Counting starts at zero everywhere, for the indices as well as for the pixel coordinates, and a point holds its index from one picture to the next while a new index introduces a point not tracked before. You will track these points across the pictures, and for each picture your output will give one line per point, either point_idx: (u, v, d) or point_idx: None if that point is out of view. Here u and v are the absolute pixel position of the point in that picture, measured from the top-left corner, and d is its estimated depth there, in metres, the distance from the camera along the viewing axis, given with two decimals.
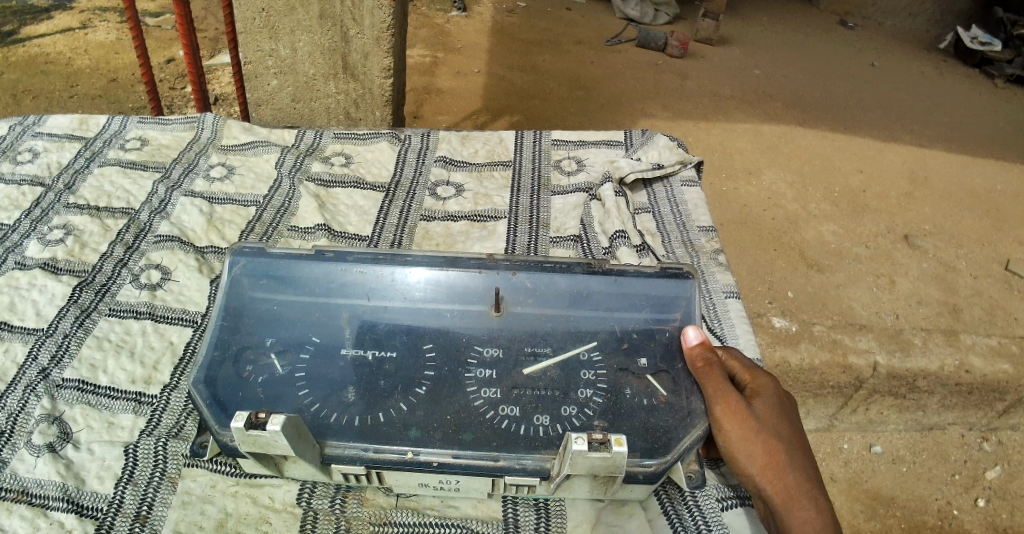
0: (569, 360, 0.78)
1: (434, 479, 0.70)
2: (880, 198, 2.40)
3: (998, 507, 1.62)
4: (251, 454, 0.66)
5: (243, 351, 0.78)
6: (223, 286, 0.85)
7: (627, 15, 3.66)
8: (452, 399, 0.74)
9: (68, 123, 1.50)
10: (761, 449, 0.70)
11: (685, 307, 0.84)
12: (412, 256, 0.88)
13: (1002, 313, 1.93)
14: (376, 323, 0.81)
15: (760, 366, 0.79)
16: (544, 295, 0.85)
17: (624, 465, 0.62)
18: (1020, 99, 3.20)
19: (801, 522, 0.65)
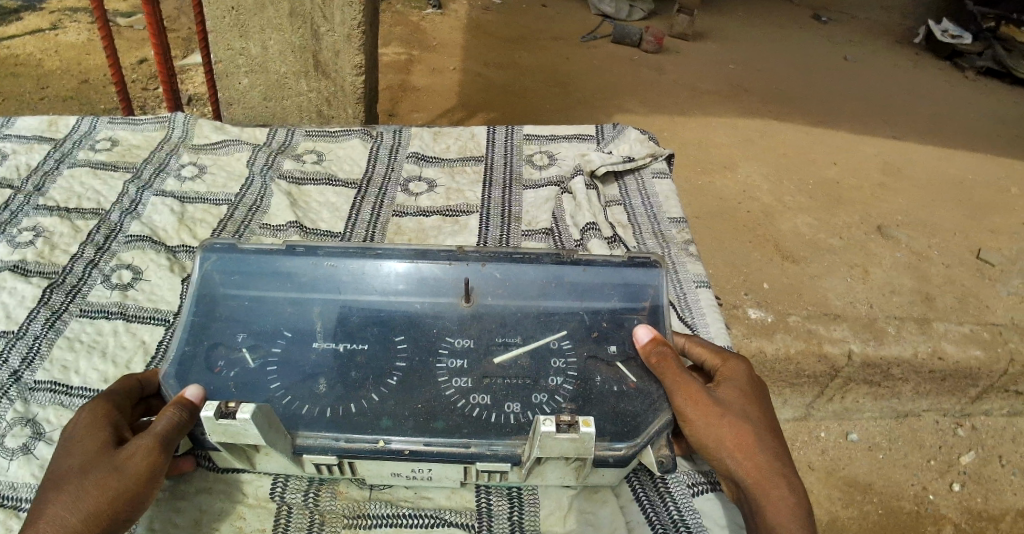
0: (539, 348, 0.79)
1: (406, 468, 0.71)
2: (853, 190, 2.45)
3: (972, 491, 1.67)
4: (224, 446, 0.67)
5: (215, 347, 0.78)
6: (193, 282, 0.85)
7: (602, 11, 3.66)
8: (422, 389, 0.75)
9: (36, 124, 1.48)
10: (729, 432, 0.70)
11: (653, 294, 0.86)
12: (383, 248, 0.88)
13: (973, 301, 1.98)
14: (346, 315, 0.82)
15: (718, 352, 0.81)
16: (514, 285, 0.86)
17: (592, 447, 0.64)
18: (989, 90, 3.28)
19: (773, 498, 0.66)
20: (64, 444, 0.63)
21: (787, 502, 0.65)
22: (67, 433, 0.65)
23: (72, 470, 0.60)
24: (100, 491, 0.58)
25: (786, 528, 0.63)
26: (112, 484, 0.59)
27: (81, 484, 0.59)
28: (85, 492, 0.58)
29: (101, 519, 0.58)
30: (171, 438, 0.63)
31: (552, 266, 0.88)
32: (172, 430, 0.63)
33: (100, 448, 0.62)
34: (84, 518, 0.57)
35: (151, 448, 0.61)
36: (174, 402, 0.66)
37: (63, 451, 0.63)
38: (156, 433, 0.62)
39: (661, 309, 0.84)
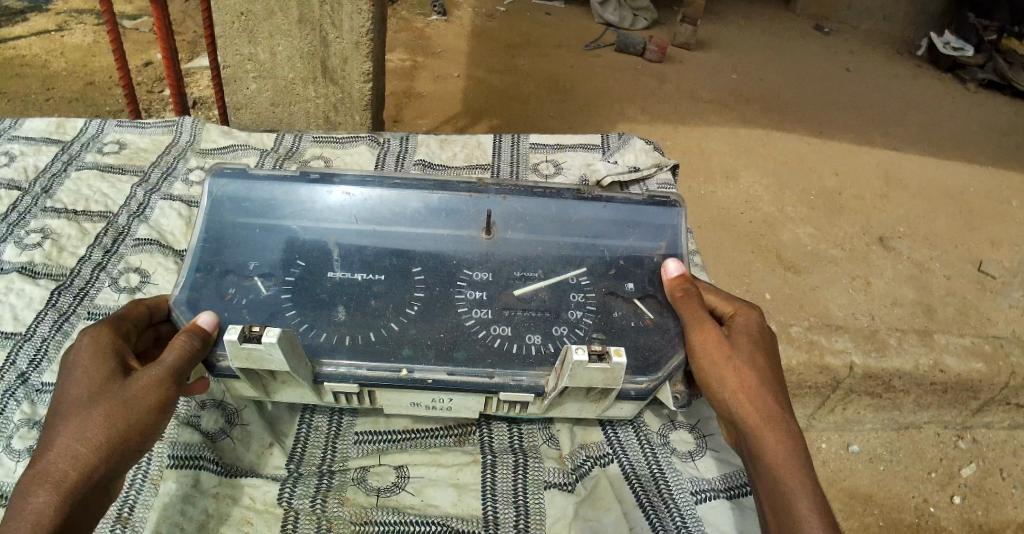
0: (556, 283, 0.87)
1: (427, 398, 0.79)
2: (855, 200, 2.46)
3: (973, 504, 1.67)
4: (242, 372, 0.73)
5: (228, 274, 0.84)
6: (205, 206, 0.89)
7: (606, 19, 3.68)
8: (443, 319, 0.82)
9: (44, 126, 1.48)
10: (733, 374, 0.75)
11: (671, 236, 0.93)
12: (401, 179, 0.95)
13: (974, 313, 1.99)
14: (362, 247, 0.88)
15: (741, 300, 0.86)
16: (533, 220, 0.93)
17: (620, 377, 0.71)
18: (990, 102, 3.30)
19: (767, 437, 0.71)
20: (69, 372, 0.66)
21: (779, 449, 0.70)
22: (71, 358, 0.67)
23: (82, 397, 0.63)
24: (115, 419, 0.62)
25: (774, 462, 0.69)
26: (126, 412, 0.63)
27: (95, 410, 0.62)
28: (98, 419, 0.62)
29: (118, 444, 0.62)
30: (181, 369, 0.67)
31: (570, 202, 0.95)
32: (184, 359, 0.68)
33: (108, 378, 0.65)
34: (102, 443, 0.61)
35: (163, 379, 0.66)
36: (182, 334, 0.70)
37: (69, 379, 0.65)
38: (167, 364, 0.66)
39: (679, 250, 0.92)
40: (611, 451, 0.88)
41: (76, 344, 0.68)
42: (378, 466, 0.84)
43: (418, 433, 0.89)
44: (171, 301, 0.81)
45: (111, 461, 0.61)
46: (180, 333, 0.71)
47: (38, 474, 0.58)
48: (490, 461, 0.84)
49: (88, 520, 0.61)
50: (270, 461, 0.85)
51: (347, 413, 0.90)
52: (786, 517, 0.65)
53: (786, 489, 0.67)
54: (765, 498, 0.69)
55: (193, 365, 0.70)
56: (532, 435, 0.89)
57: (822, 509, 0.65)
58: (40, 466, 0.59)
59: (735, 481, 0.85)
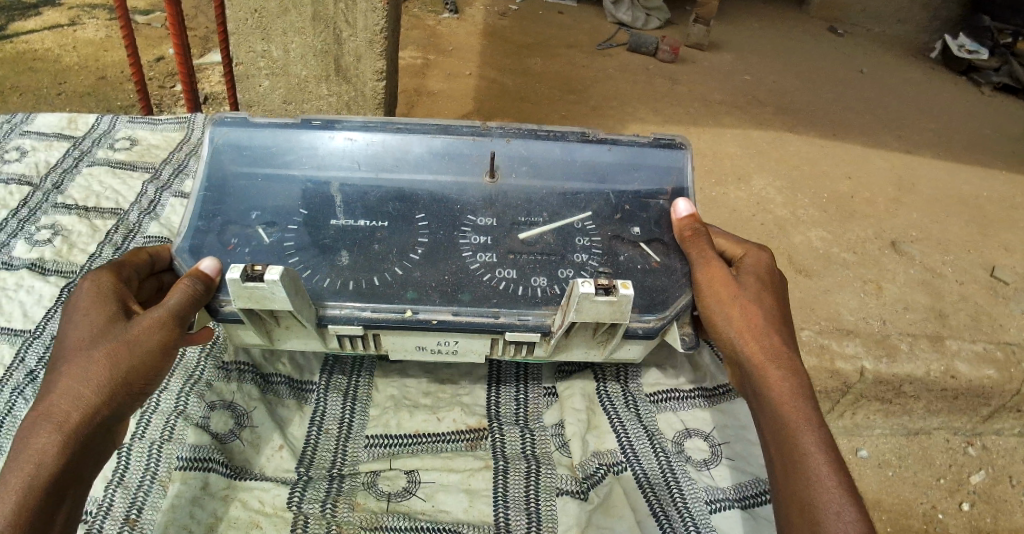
0: (561, 228, 0.88)
1: (432, 341, 0.80)
2: (867, 204, 2.43)
3: (983, 511, 1.64)
4: (246, 312, 0.73)
5: (228, 226, 0.84)
6: (205, 153, 0.90)
7: (618, 19, 3.65)
8: (448, 262, 0.84)
9: (56, 121, 1.48)
10: (739, 313, 0.78)
11: (675, 179, 0.95)
12: (403, 123, 0.93)
13: (987, 319, 1.97)
14: (363, 191, 0.89)
15: (751, 243, 0.89)
16: (536, 164, 0.93)
17: (628, 312, 0.72)
18: (1006, 106, 3.25)
19: (772, 374, 0.73)
20: (74, 313, 0.68)
21: (783, 382, 0.72)
22: (77, 299, 0.70)
23: (85, 340, 0.66)
24: (117, 363, 0.65)
25: (779, 395, 0.71)
26: (128, 355, 0.66)
27: (96, 353, 0.65)
28: (101, 362, 0.64)
29: (119, 386, 0.65)
30: (182, 314, 0.69)
31: (575, 144, 0.95)
32: (187, 304, 0.70)
33: (112, 322, 0.68)
34: (102, 385, 0.64)
35: (163, 323, 0.68)
36: (185, 278, 0.72)
37: (75, 323, 0.68)
38: (168, 309, 0.68)
39: (686, 190, 0.94)
40: (625, 459, 0.87)
41: (81, 289, 0.71)
42: (388, 470, 0.84)
43: (429, 437, 0.88)
44: (172, 250, 0.82)
45: (112, 402, 0.64)
46: (183, 277, 0.72)
47: (44, 412, 0.62)
48: (501, 467, 0.83)
49: (94, 457, 0.64)
50: (279, 464, 0.84)
51: (357, 416, 0.90)
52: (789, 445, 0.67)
53: (789, 420, 0.69)
54: (768, 430, 0.70)
55: (195, 310, 0.72)
56: (544, 442, 0.88)
57: (826, 437, 0.67)
58: (45, 405, 0.62)
59: (751, 490, 0.84)
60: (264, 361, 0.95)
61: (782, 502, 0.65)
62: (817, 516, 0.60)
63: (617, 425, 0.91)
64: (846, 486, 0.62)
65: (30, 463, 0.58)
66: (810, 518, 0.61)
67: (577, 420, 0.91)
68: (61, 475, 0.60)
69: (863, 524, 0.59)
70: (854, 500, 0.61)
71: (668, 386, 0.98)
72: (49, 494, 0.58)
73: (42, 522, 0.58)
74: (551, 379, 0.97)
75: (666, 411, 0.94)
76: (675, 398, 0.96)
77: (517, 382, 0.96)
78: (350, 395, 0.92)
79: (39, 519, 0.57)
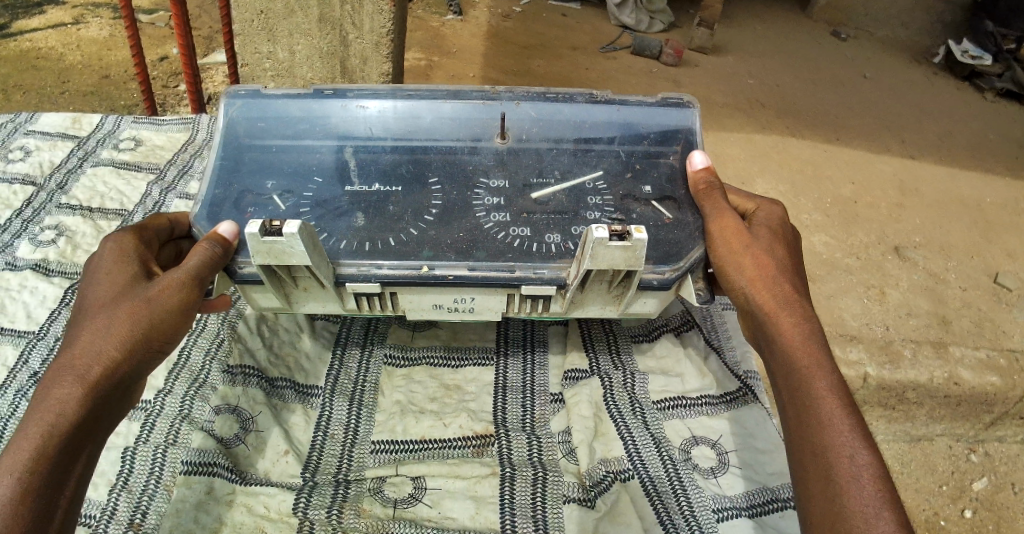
0: (575, 187, 0.90)
1: (449, 299, 0.82)
2: (871, 209, 2.43)
3: (984, 518, 1.64)
4: (264, 269, 0.72)
5: (243, 195, 0.85)
6: (220, 124, 0.92)
7: (621, 21, 3.65)
8: (463, 222, 0.85)
9: (61, 121, 1.48)
10: (751, 263, 0.76)
11: (684, 137, 0.96)
12: (413, 90, 0.96)
13: (990, 325, 1.97)
14: (378, 156, 0.92)
15: (763, 198, 0.89)
16: (548, 124, 0.96)
17: (642, 256, 0.70)
18: (1009, 113, 3.24)
19: (786, 322, 0.71)
20: (97, 278, 0.69)
21: (795, 328, 0.70)
22: (99, 264, 0.71)
23: (107, 300, 0.66)
24: (137, 320, 0.65)
25: (792, 342, 0.69)
26: (148, 314, 0.65)
27: (116, 311, 0.65)
28: (122, 319, 0.64)
29: (138, 343, 0.64)
30: (203, 275, 0.69)
31: (585, 105, 0.98)
32: (204, 265, 0.69)
33: (134, 284, 0.68)
34: (122, 341, 0.63)
35: (184, 283, 0.67)
36: (204, 241, 0.71)
37: (100, 283, 0.68)
38: (189, 269, 0.68)
39: (696, 146, 0.95)
40: (633, 467, 0.86)
41: (109, 253, 0.72)
42: (394, 476, 0.84)
43: (436, 443, 0.88)
44: (189, 217, 0.83)
45: (132, 359, 0.64)
46: (204, 239, 0.72)
47: (64, 367, 0.61)
48: (509, 474, 0.83)
49: (111, 415, 0.63)
50: (284, 469, 0.83)
51: (363, 421, 0.90)
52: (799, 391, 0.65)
53: (801, 366, 0.67)
54: (780, 377, 0.69)
55: (215, 272, 0.72)
56: (551, 449, 0.88)
57: (838, 382, 0.65)
58: (65, 359, 0.61)
59: (759, 498, 0.84)
60: (270, 367, 0.95)
61: (794, 449, 0.63)
62: (829, 458, 0.58)
63: (624, 432, 0.90)
64: (859, 428, 0.60)
65: (47, 415, 0.57)
66: (822, 461, 0.59)
67: (584, 427, 0.90)
68: (78, 429, 0.58)
69: (876, 465, 0.57)
70: (867, 440, 0.59)
71: (675, 393, 0.97)
72: (66, 447, 0.58)
73: (57, 474, 0.56)
74: (557, 386, 0.97)
75: (673, 418, 0.94)
76: (682, 405, 0.95)
77: (523, 389, 0.96)
78: (356, 400, 0.93)
79: (54, 471, 0.56)
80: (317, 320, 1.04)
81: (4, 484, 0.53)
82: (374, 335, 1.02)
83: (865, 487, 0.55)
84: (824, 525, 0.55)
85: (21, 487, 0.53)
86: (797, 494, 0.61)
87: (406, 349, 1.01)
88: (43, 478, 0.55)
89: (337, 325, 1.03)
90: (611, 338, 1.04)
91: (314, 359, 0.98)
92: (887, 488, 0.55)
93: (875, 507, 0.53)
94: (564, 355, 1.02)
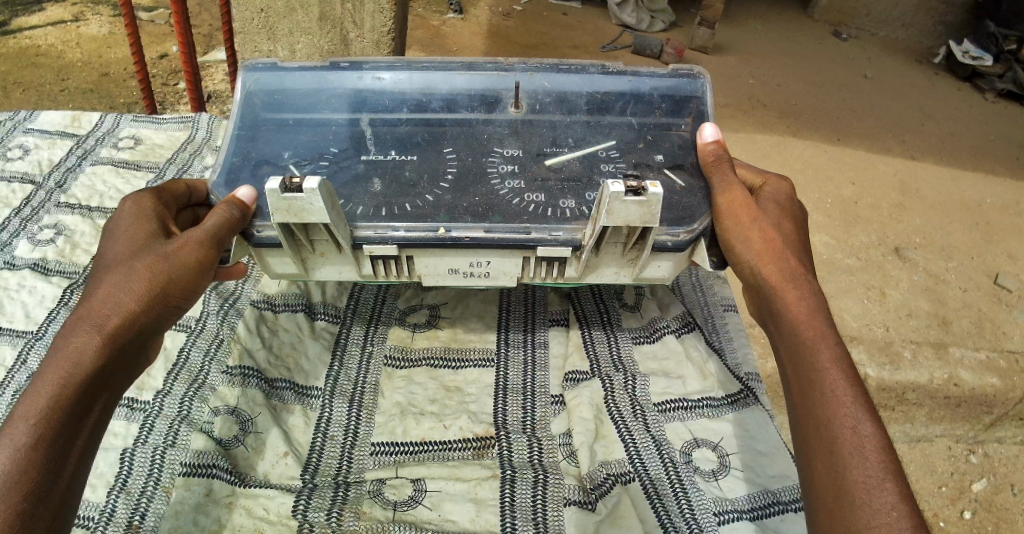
0: (588, 156, 0.92)
1: (465, 263, 0.82)
2: (871, 210, 2.42)
3: (984, 519, 1.58)
4: (283, 228, 0.73)
5: (262, 164, 0.88)
6: (239, 96, 0.95)
7: (623, 21, 3.64)
8: (477, 188, 0.87)
9: (59, 119, 1.47)
10: (758, 236, 0.74)
11: (695, 105, 0.99)
12: (428, 62, 1.00)
13: (990, 326, 1.97)
14: (394, 126, 0.95)
15: (773, 173, 0.87)
16: (560, 93, 1.00)
17: (656, 213, 0.71)
18: (1010, 114, 3.23)
19: (791, 296, 0.69)
20: (115, 234, 0.70)
21: (801, 304, 0.68)
22: (117, 222, 0.72)
23: (126, 254, 0.67)
24: (156, 274, 0.65)
25: (797, 317, 0.67)
26: (166, 269, 0.66)
27: (136, 264, 0.65)
28: (140, 273, 0.65)
29: (155, 297, 0.65)
30: (221, 235, 0.70)
31: (596, 77, 1.01)
32: (223, 228, 0.70)
33: (152, 242, 0.69)
34: (141, 292, 0.64)
35: (202, 241, 0.68)
36: (223, 203, 0.73)
37: (119, 241, 0.69)
38: (208, 228, 0.69)
39: (705, 116, 0.98)
40: (633, 469, 0.86)
41: (128, 211, 0.73)
42: (394, 478, 0.83)
43: (436, 445, 0.88)
44: (208, 184, 0.85)
45: (150, 312, 0.64)
46: (223, 201, 0.73)
47: (83, 315, 0.61)
48: (509, 477, 0.83)
49: (127, 368, 0.63)
50: (284, 471, 0.83)
51: (363, 423, 0.90)
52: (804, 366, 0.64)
53: (805, 337, 0.65)
54: (786, 354, 0.67)
55: (232, 235, 0.73)
56: (552, 452, 0.87)
57: (843, 355, 0.63)
58: (83, 308, 0.62)
59: (760, 501, 0.83)
60: (270, 368, 0.95)
61: (798, 422, 0.62)
62: (832, 430, 0.57)
63: (625, 434, 0.90)
64: (862, 399, 0.59)
65: (67, 359, 0.57)
66: (825, 433, 0.58)
67: (585, 429, 0.90)
68: (95, 376, 0.58)
69: (879, 435, 0.56)
70: (870, 412, 0.58)
71: (676, 395, 0.97)
72: (83, 392, 0.57)
73: (73, 420, 0.56)
74: (557, 388, 0.97)
75: (674, 420, 0.94)
76: (683, 407, 0.95)
77: (523, 391, 0.96)
78: (356, 401, 0.93)
79: (70, 417, 0.56)
80: (318, 321, 1.04)
81: (20, 424, 0.53)
82: (374, 336, 1.02)
83: (868, 457, 0.54)
84: (827, 496, 0.54)
85: (37, 430, 0.53)
86: (802, 467, 0.60)
87: (406, 351, 1.01)
88: (59, 421, 0.55)
89: (337, 326, 1.03)
90: (612, 338, 1.04)
91: (314, 360, 0.98)
92: (890, 458, 0.54)
93: (877, 477, 0.53)
94: (566, 357, 1.03)
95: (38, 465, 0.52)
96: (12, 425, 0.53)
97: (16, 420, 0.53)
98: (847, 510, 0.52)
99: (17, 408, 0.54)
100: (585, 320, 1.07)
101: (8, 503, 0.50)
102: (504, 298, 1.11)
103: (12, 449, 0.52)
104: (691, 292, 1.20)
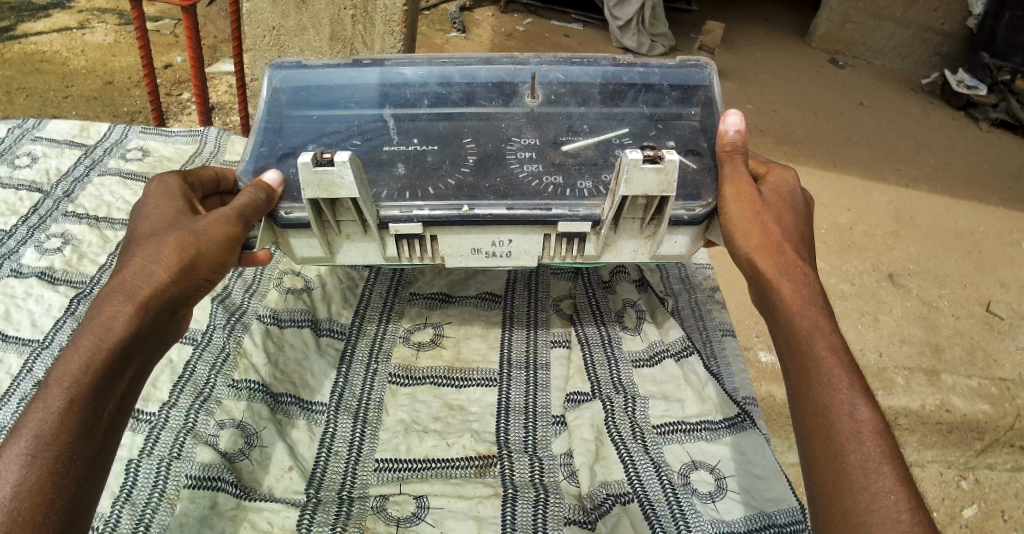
0: (603, 142, 0.95)
1: (487, 242, 0.85)
2: (867, 237, 2.46)
3: None
4: (312, 205, 0.76)
5: (288, 153, 0.91)
6: (265, 92, 0.99)
7: (623, 44, 3.71)
8: (496, 171, 0.90)
9: (68, 128, 1.49)
10: (758, 231, 0.76)
11: (705, 94, 1.02)
12: (448, 57, 1.03)
13: (982, 354, 2.01)
14: (416, 119, 0.98)
15: (778, 163, 0.88)
16: (575, 83, 1.04)
17: (673, 181, 0.74)
18: (1004, 144, 3.28)
19: (788, 289, 0.70)
20: (145, 213, 0.73)
21: (796, 295, 0.69)
22: (147, 201, 0.75)
23: (157, 229, 0.70)
24: (185, 249, 0.68)
25: (793, 312, 0.68)
26: (195, 242, 0.69)
27: (166, 237, 0.68)
28: (170, 246, 0.68)
29: (185, 268, 0.68)
30: (247, 215, 0.74)
31: (608, 69, 1.05)
32: (251, 207, 0.74)
33: (183, 219, 0.72)
34: (171, 264, 0.67)
35: (230, 218, 0.72)
36: (252, 186, 0.76)
37: (148, 218, 0.73)
38: (235, 207, 0.73)
39: (714, 103, 1.01)
40: (632, 490, 0.87)
41: (156, 192, 0.76)
42: (397, 495, 0.84)
43: (438, 463, 0.89)
44: (237, 172, 0.89)
45: (179, 284, 0.67)
46: (250, 185, 0.77)
47: (117, 285, 0.64)
48: (511, 495, 0.84)
49: (157, 335, 0.65)
50: (288, 485, 0.84)
51: (367, 439, 0.91)
52: (801, 356, 0.65)
53: (800, 327, 0.66)
54: (783, 342, 0.68)
55: (257, 217, 0.77)
56: (552, 471, 0.89)
57: (840, 344, 0.64)
58: (117, 279, 0.65)
59: (757, 523, 0.85)
60: (274, 382, 0.96)
61: (797, 407, 0.64)
62: (829, 417, 0.59)
63: (624, 455, 0.91)
64: (858, 385, 0.60)
65: (102, 325, 0.60)
66: (822, 418, 0.59)
67: (585, 450, 0.91)
68: (126, 342, 0.61)
69: (875, 420, 0.58)
70: (866, 398, 0.59)
71: (674, 418, 0.99)
72: (119, 356, 0.60)
73: (106, 385, 0.58)
74: (558, 408, 0.99)
75: (672, 442, 0.95)
76: (681, 430, 0.97)
77: (525, 411, 0.97)
78: (360, 416, 0.94)
79: (104, 381, 0.58)
80: (323, 337, 1.06)
81: (58, 387, 0.55)
82: (378, 355, 1.04)
83: (865, 442, 0.56)
84: (826, 478, 0.57)
85: (73, 391, 0.55)
86: (802, 450, 0.62)
87: (409, 370, 1.03)
88: (95, 384, 0.57)
89: (342, 342, 1.06)
90: (612, 360, 1.06)
91: (319, 376, 1.00)
92: (887, 442, 0.56)
93: (874, 461, 0.55)
94: (567, 378, 1.04)
95: (73, 426, 0.54)
96: (50, 389, 0.55)
97: (55, 383, 0.56)
98: (845, 494, 0.54)
99: (55, 370, 0.57)
100: (587, 343, 1.09)
101: (41, 466, 0.52)
102: (506, 321, 1.12)
103: (47, 409, 0.54)
104: (690, 316, 1.24)
